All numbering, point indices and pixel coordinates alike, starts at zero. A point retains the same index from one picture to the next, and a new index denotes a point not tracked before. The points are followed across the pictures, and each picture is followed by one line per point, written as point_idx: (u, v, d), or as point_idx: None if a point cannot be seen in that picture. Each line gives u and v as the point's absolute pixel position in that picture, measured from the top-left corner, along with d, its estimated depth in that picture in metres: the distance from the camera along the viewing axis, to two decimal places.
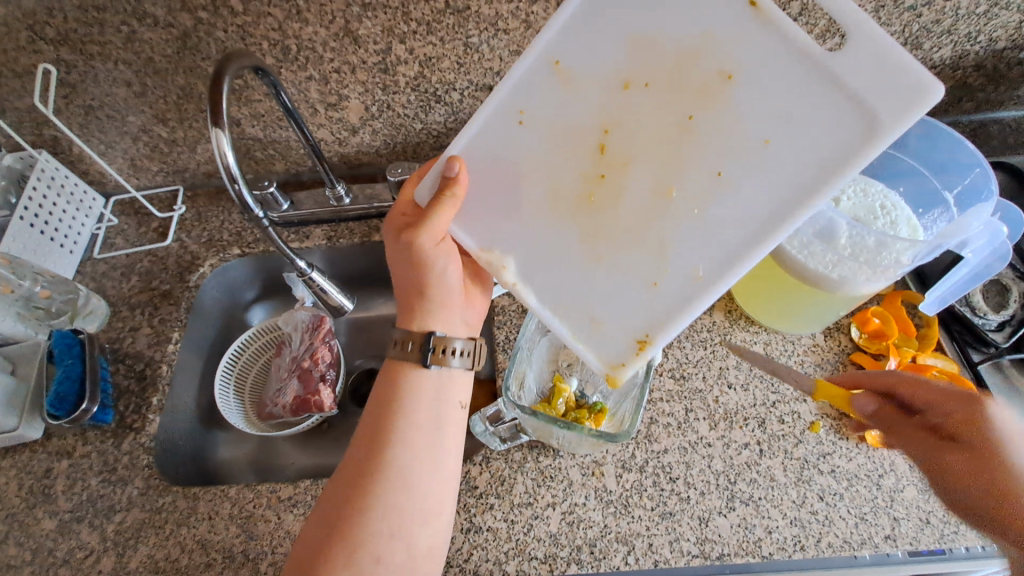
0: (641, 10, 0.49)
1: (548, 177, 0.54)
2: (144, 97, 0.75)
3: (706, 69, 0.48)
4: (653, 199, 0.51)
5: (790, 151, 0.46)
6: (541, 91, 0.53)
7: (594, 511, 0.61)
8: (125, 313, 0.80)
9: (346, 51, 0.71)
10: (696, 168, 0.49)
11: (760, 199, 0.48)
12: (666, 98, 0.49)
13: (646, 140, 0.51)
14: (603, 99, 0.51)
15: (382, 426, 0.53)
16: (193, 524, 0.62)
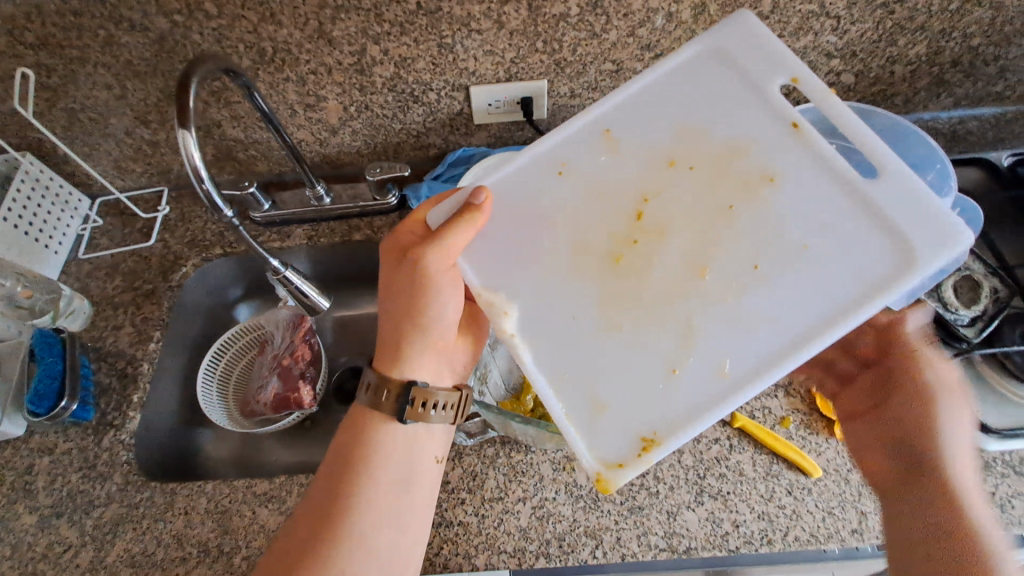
0: (692, 104, 0.56)
1: (578, 232, 0.56)
2: (125, 99, 0.76)
3: (750, 169, 0.53)
4: (681, 273, 0.53)
5: (828, 262, 0.49)
6: (585, 156, 0.58)
7: (564, 506, 0.61)
8: (108, 313, 0.81)
9: (322, 53, 0.72)
10: (727, 248, 0.52)
11: (787, 292, 0.50)
12: (706, 180, 0.54)
13: (681, 210, 0.54)
14: (646, 170, 0.56)
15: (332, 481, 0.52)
16: (170, 519, 0.63)
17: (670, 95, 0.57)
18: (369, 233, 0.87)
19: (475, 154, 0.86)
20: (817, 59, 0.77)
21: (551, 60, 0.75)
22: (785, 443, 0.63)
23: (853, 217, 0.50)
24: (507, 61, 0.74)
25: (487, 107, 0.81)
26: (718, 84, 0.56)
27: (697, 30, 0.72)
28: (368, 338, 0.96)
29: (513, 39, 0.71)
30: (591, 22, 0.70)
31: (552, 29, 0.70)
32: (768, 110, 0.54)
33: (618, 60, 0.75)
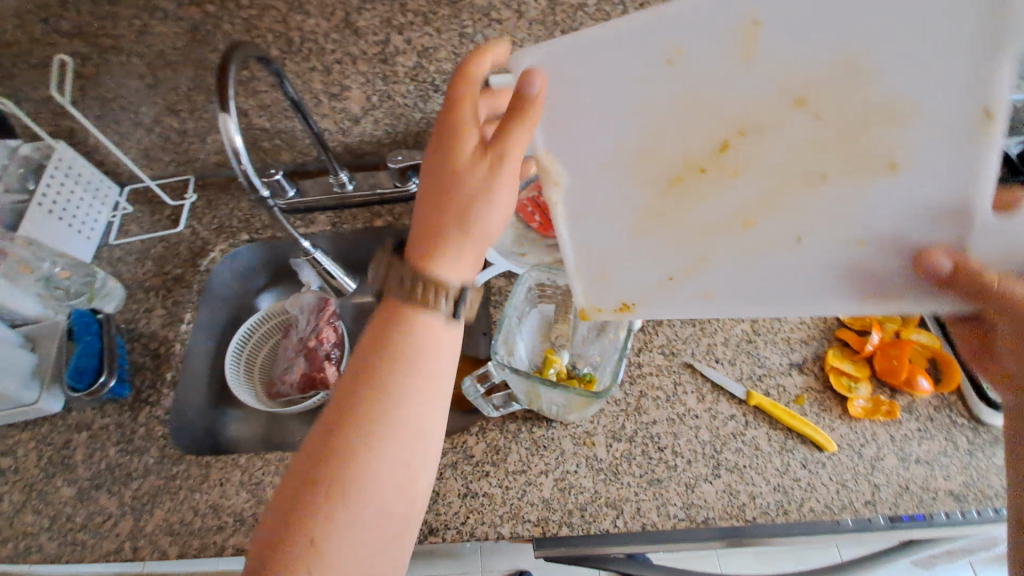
0: (910, 27, 0.37)
1: (643, 155, 0.46)
2: (156, 89, 0.79)
3: (880, 145, 0.42)
4: (726, 220, 0.48)
5: (868, 259, 0.46)
6: (717, 46, 0.40)
7: (584, 478, 0.64)
8: (140, 296, 0.84)
9: (347, 43, 0.74)
10: (789, 208, 0.46)
11: (823, 255, 0.47)
12: (823, 138, 0.42)
13: (767, 159, 0.44)
14: (768, 95, 0.41)
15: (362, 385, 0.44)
16: (206, 489, 0.66)
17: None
18: (390, 220, 0.89)
19: None
20: None
21: None
22: (800, 418, 0.65)
23: (940, 240, 0.44)
24: (526, 50, 0.76)
25: None
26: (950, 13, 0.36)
27: None
28: None
29: (533, 28, 0.73)
30: (608, 12, 0.72)
31: (571, 19, 0.72)
32: (980, 86, 0.37)
33: None
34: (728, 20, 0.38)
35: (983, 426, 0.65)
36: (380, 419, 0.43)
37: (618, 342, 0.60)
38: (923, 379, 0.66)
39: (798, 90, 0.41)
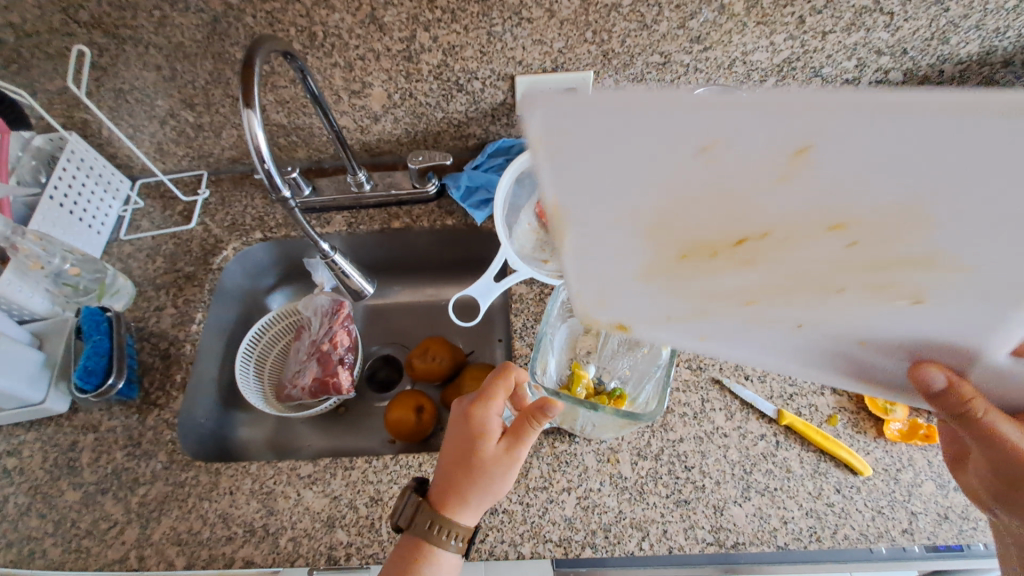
0: (988, 203, 0.27)
1: (643, 239, 0.35)
2: (173, 81, 0.77)
3: (919, 284, 0.33)
4: (731, 294, 0.38)
5: (880, 348, 0.40)
6: (767, 149, 0.27)
7: (608, 497, 0.61)
8: (150, 294, 0.82)
9: (372, 39, 0.72)
10: (806, 292, 0.37)
11: (831, 336, 0.40)
12: (854, 263, 0.33)
13: (799, 257, 0.33)
14: (813, 210, 0.30)
15: (464, 463, 0.52)
16: (215, 498, 0.64)
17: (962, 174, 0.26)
18: (408, 222, 0.86)
19: (514, 146, 0.87)
20: (867, 56, 0.76)
21: (599, 51, 0.74)
22: (833, 440, 0.63)
23: (951, 353, 0.39)
24: (555, 50, 0.74)
25: None
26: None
27: (748, 23, 0.71)
28: (400, 327, 0.96)
29: (564, 28, 0.71)
30: (643, 13, 0.69)
31: (603, 19, 0.70)
32: None
33: (666, 52, 0.75)
34: (851, 122, 0.25)
35: None
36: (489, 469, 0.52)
37: (657, 362, 0.58)
38: None
39: (846, 218, 0.30)
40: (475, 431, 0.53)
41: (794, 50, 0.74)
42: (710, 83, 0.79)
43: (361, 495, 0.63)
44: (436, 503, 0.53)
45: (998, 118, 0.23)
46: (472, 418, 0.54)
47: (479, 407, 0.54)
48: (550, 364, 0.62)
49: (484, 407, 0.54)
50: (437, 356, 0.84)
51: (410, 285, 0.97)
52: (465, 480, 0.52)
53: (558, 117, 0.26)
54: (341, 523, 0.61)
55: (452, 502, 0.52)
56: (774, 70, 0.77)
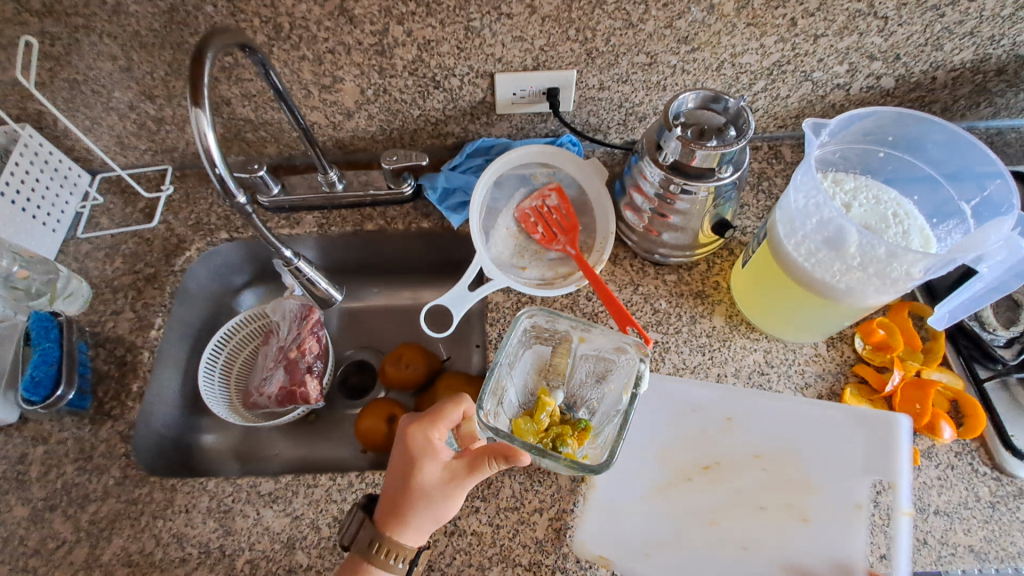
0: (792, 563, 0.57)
1: (648, 551, 0.57)
2: (130, 72, 0.72)
3: (797, 506, 0.59)
4: (706, 497, 0.60)
5: (824, 452, 0.61)
6: (681, 556, 0.57)
7: (581, 519, 0.59)
8: (107, 296, 0.78)
9: (342, 31, 0.68)
10: (772, 525, 0.58)
11: (852, 526, 0.58)
12: (765, 486, 0.60)
13: (739, 486, 0.60)
14: (722, 549, 0.57)
15: (404, 485, 0.50)
16: (170, 516, 0.62)
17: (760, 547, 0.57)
18: (382, 224, 0.83)
19: (495, 146, 0.83)
20: (859, 61, 0.73)
21: (582, 49, 0.71)
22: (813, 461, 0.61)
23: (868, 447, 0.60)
24: (536, 48, 0.70)
25: (511, 97, 0.77)
26: (833, 543, 0.57)
27: (738, 25, 0.68)
28: (376, 332, 0.92)
29: (545, 25, 0.67)
30: (628, 11, 0.66)
31: (587, 16, 0.66)
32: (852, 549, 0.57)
33: (653, 53, 0.71)
34: (705, 560, 0.57)
35: (1006, 476, 0.60)
36: (429, 497, 0.50)
37: (621, 400, 0.55)
38: (946, 427, 0.60)
39: (717, 518, 0.59)
40: (414, 455, 0.51)
41: (784, 53, 0.71)
42: (697, 85, 0.76)
43: (323, 515, 0.60)
44: (379, 523, 0.51)
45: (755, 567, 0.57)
46: (411, 441, 0.51)
47: (420, 429, 0.52)
48: (508, 391, 0.57)
49: (426, 432, 0.52)
50: (410, 363, 0.81)
51: (386, 287, 0.93)
52: (405, 504, 0.50)
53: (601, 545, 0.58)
54: (302, 545, 0.59)
55: (392, 522, 0.50)
56: (764, 73, 0.74)
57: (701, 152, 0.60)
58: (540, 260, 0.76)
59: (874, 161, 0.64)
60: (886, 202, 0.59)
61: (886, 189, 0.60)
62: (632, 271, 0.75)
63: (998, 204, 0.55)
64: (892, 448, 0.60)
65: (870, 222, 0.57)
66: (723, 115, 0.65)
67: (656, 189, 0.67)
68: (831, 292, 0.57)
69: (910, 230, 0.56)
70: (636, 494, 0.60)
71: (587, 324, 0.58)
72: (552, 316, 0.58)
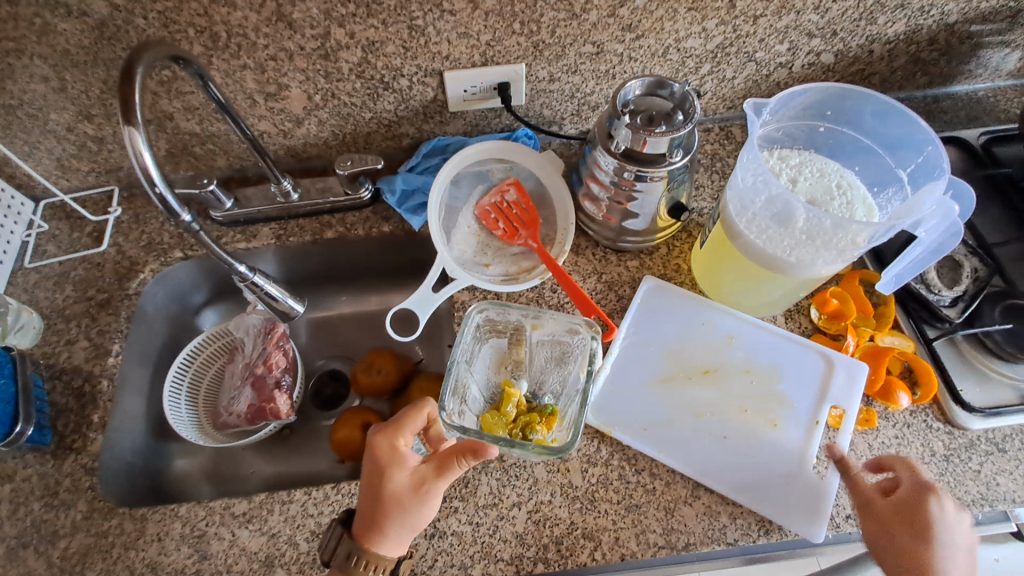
0: (759, 459, 0.61)
1: (649, 427, 0.62)
2: (64, 92, 0.69)
3: (773, 412, 0.63)
4: (700, 394, 0.64)
5: (802, 374, 0.64)
6: (668, 434, 0.62)
7: (560, 508, 0.60)
8: (60, 326, 0.75)
9: (282, 37, 0.66)
10: (748, 424, 0.62)
11: (816, 438, 0.61)
12: (750, 394, 0.64)
13: (729, 389, 0.64)
14: (704, 437, 0.62)
15: (374, 495, 0.50)
16: (142, 546, 0.60)
17: (735, 444, 0.61)
18: (342, 231, 0.81)
19: (450, 145, 0.83)
20: (798, 39, 0.74)
21: (528, 42, 0.71)
22: None
23: (837, 379, 0.64)
24: (483, 44, 0.70)
25: (462, 94, 0.76)
26: (789, 453, 0.61)
27: (679, 10, 0.68)
28: (346, 340, 0.91)
29: (489, 20, 0.67)
30: (570, 2, 0.66)
31: (530, 10, 0.66)
32: (807, 455, 0.61)
33: (599, 42, 0.72)
34: (685, 444, 0.62)
35: (957, 428, 0.63)
36: (402, 506, 0.50)
37: (579, 380, 0.55)
38: (902, 394, 0.62)
39: (706, 410, 0.63)
40: (383, 465, 0.51)
41: (727, 35, 0.73)
42: (645, 72, 0.77)
43: (301, 530, 0.60)
44: (357, 536, 0.50)
45: (725, 462, 0.61)
46: (379, 450, 0.51)
47: (384, 437, 0.51)
48: (472, 388, 0.57)
49: (392, 441, 0.51)
50: (382, 370, 0.81)
51: (353, 294, 0.92)
52: (379, 516, 0.50)
53: (602, 413, 0.64)
54: (281, 561, 0.59)
55: (368, 534, 0.50)
56: (708, 56, 0.75)
57: (650, 138, 0.61)
58: (503, 256, 0.76)
59: (816, 137, 0.66)
60: (830, 175, 0.60)
61: (828, 162, 0.62)
62: (595, 260, 0.75)
63: (931, 170, 0.57)
64: (853, 385, 0.64)
65: (815, 195, 0.58)
66: (670, 100, 0.65)
67: (611, 178, 0.68)
68: (781, 265, 0.59)
69: (852, 200, 0.58)
70: (638, 384, 0.65)
71: (538, 310, 0.57)
72: (504, 309, 0.57)
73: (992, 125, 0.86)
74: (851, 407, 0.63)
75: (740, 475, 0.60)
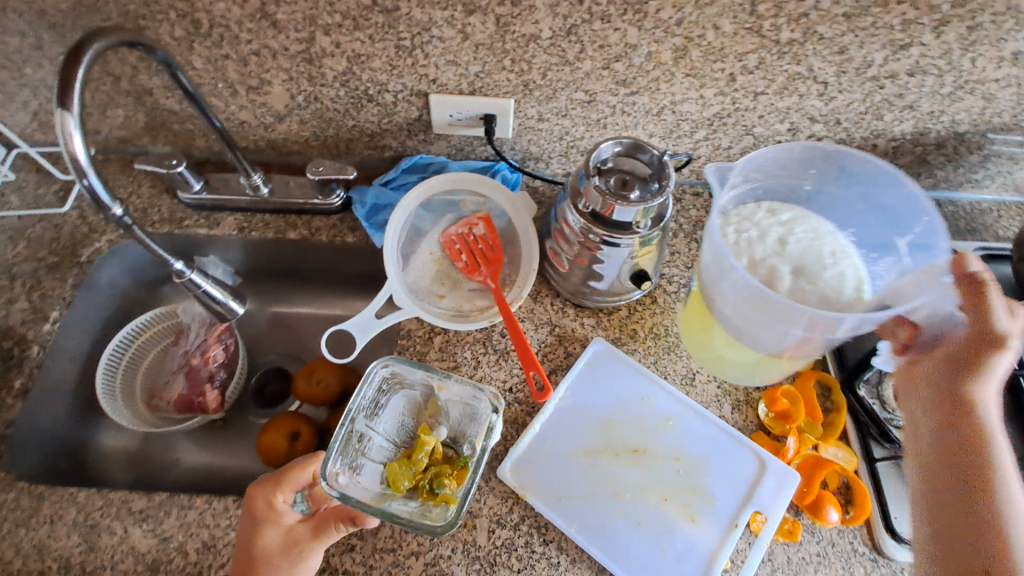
0: (666, 553, 0.58)
1: (564, 497, 0.60)
2: (43, 51, 0.68)
3: (693, 506, 0.60)
4: (624, 473, 0.62)
5: (730, 472, 0.62)
6: (582, 508, 0.60)
7: (457, 566, 0.58)
8: (4, 283, 0.74)
9: (265, 35, 0.64)
10: (664, 514, 0.60)
11: (730, 542, 0.59)
12: (674, 482, 0.62)
13: (654, 474, 0.62)
14: (617, 518, 0.60)
15: (246, 551, 0.51)
16: (33, 526, 0.59)
17: (647, 531, 0.59)
18: (305, 233, 0.80)
19: (431, 164, 0.81)
20: (800, 121, 0.72)
21: (518, 80, 0.68)
22: None
23: (764, 484, 0.61)
24: (471, 74, 0.68)
25: (447, 119, 0.74)
26: (698, 552, 0.58)
27: (676, 73, 0.66)
28: (298, 339, 0.90)
29: (479, 53, 0.65)
30: (564, 48, 0.64)
31: (521, 49, 0.64)
32: (717, 558, 0.58)
33: (591, 91, 0.69)
34: (597, 522, 0.60)
35: (883, 557, 0.59)
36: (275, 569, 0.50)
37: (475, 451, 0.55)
38: (832, 510, 0.59)
39: (626, 491, 0.61)
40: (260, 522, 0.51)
41: (725, 106, 0.70)
42: (638, 128, 0.74)
43: (193, 539, 0.59)
44: None
45: (633, 549, 0.58)
46: (258, 506, 0.52)
47: (263, 493, 0.52)
48: (373, 439, 0.55)
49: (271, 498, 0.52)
50: (321, 379, 0.79)
51: (313, 294, 0.91)
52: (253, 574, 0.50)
53: (521, 475, 0.62)
54: (165, 568, 0.57)
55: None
56: (704, 123, 0.73)
57: (618, 204, 0.58)
58: (459, 290, 0.74)
59: (800, 194, 0.65)
60: (825, 239, 0.57)
61: (823, 224, 0.59)
62: (551, 311, 0.73)
63: (929, 247, 0.57)
64: (780, 494, 0.61)
65: (805, 260, 0.55)
66: (648, 166, 0.63)
67: (578, 235, 0.65)
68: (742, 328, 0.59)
69: (841, 266, 0.55)
70: (562, 451, 0.63)
71: (445, 373, 0.56)
72: (406, 366, 0.56)
73: (992, 239, 0.82)
74: (772, 516, 0.60)
75: (645, 566, 0.58)
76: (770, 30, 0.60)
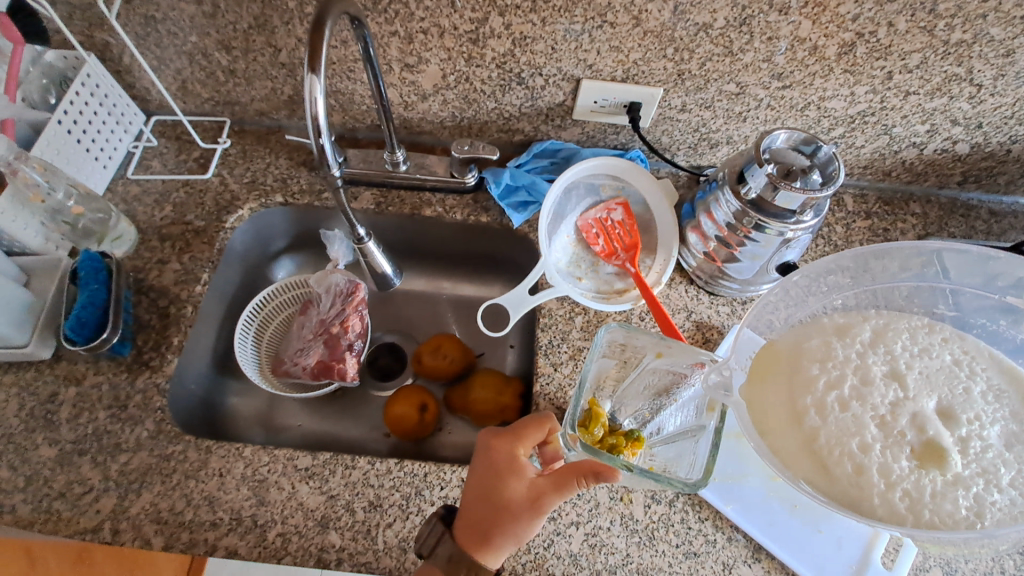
0: (823, 535, 0.60)
1: (719, 477, 0.62)
2: (213, 19, 0.70)
3: None
4: None
5: None
6: (738, 489, 0.62)
7: (617, 538, 0.60)
8: (154, 244, 0.76)
9: (440, 13, 0.66)
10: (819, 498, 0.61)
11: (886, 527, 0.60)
12: None
13: None
14: (774, 501, 0.61)
15: (490, 500, 0.52)
16: (203, 478, 0.61)
17: (803, 514, 0.61)
18: (440, 211, 0.82)
19: (562, 150, 0.82)
20: (941, 123, 0.73)
21: (675, 69, 0.70)
22: None
23: None
24: (630, 61, 0.69)
25: (591, 105, 0.76)
26: (856, 536, 0.60)
27: (835, 69, 0.67)
28: (411, 317, 0.91)
29: (645, 40, 0.67)
30: (731, 39, 0.65)
31: (689, 38, 0.66)
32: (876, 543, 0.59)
33: (743, 83, 0.71)
34: (753, 503, 0.61)
35: None
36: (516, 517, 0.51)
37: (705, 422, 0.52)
38: None
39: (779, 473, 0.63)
40: (502, 470, 0.53)
41: (872, 104, 0.72)
42: (779, 122, 0.76)
43: (359, 499, 0.60)
44: (463, 537, 0.52)
45: (790, 531, 0.60)
46: (497, 453, 0.54)
47: (505, 444, 0.54)
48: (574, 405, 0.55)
49: (510, 446, 0.54)
50: (447, 354, 0.80)
51: (427, 272, 0.92)
52: (491, 520, 0.52)
53: None
54: (335, 525, 0.59)
55: (476, 540, 0.52)
56: (846, 120, 0.74)
57: (784, 190, 0.60)
58: (595, 273, 0.76)
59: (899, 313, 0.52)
60: (925, 340, 0.41)
61: (903, 318, 0.43)
62: (686, 297, 0.74)
63: None
64: None
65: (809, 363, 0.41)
66: (810, 158, 0.64)
67: (728, 219, 0.67)
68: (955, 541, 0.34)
69: (976, 371, 0.40)
70: None
71: (668, 339, 0.57)
72: (630, 332, 0.58)
73: None
74: None
75: (804, 546, 0.59)
76: (942, 30, 0.62)
